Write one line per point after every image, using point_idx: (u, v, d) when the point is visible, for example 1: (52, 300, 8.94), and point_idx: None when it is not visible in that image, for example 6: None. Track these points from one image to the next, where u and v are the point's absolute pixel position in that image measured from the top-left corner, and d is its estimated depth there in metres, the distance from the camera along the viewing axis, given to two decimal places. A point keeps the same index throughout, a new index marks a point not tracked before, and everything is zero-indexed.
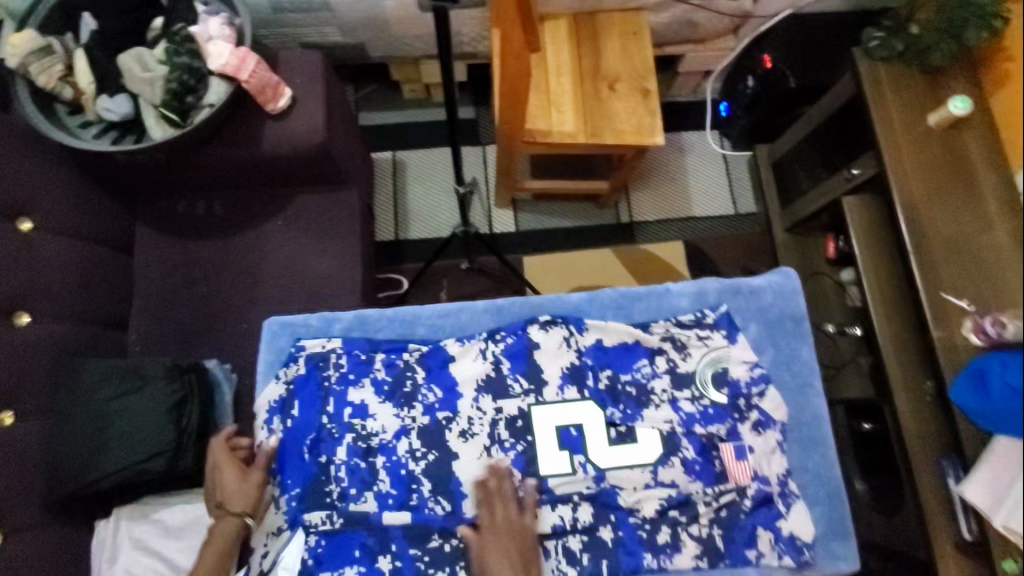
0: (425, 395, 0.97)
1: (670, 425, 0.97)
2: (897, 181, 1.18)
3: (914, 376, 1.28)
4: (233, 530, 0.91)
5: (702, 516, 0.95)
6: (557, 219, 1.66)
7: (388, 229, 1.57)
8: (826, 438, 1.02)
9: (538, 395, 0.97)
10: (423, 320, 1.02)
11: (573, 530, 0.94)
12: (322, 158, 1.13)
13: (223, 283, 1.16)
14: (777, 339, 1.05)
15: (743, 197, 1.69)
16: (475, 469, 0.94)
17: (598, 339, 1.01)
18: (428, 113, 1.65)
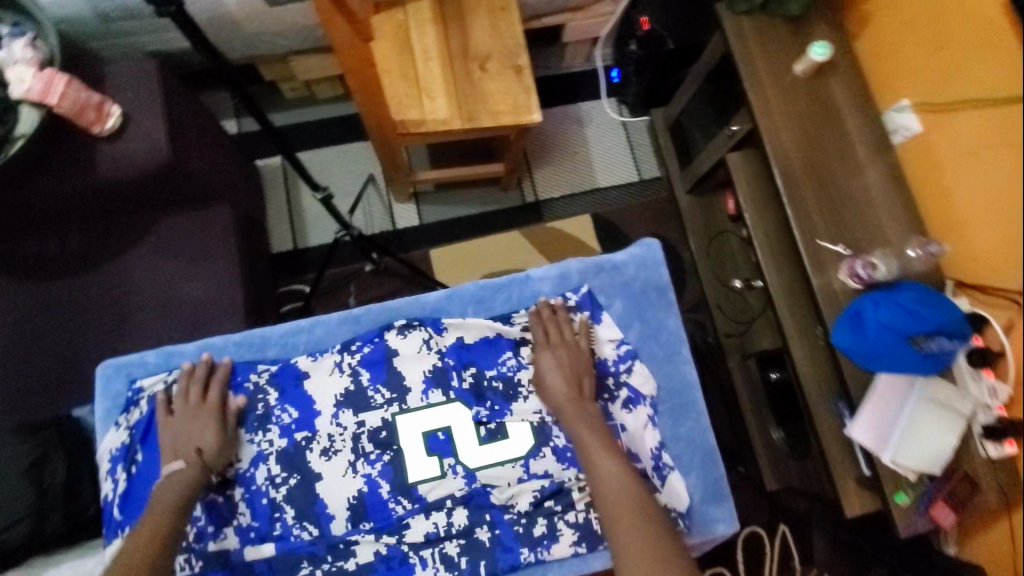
0: (280, 416, 0.94)
1: (541, 416, 0.95)
2: (770, 134, 1.21)
3: (805, 323, 1.24)
4: (191, 476, 0.87)
5: (578, 503, 0.92)
6: (462, 208, 1.71)
7: (285, 239, 1.62)
8: (699, 403, 0.99)
9: (402, 403, 0.95)
10: (272, 341, 0.99)
11: (447, 535, 0.90)
12: (173, 175, 1.11)
13: (93, 319, 1.18)
14: (643, 313, 1.01)
15: (645, 163, 1.80)
16: (341, 488, 0.92)
17: (459, 338, 0.98)
18: (309, 112, 1.72)
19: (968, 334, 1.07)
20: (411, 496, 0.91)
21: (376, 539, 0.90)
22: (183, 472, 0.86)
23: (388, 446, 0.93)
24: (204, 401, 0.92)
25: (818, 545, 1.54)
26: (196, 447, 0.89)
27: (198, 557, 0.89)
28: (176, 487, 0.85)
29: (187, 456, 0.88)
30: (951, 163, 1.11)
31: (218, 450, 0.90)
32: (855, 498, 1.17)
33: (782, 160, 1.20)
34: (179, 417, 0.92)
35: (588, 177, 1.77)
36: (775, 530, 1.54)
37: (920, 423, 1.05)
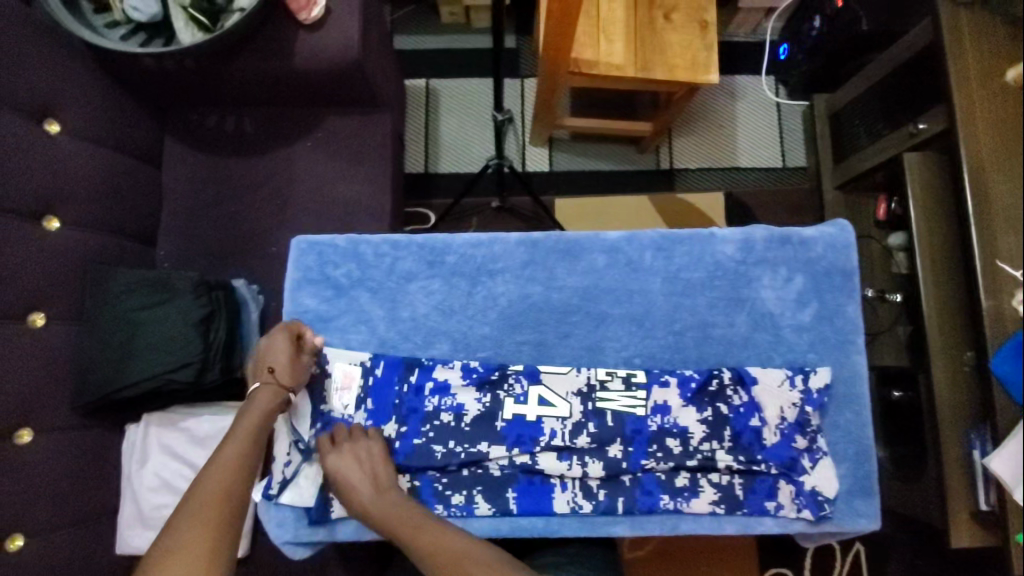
0: (415, 329, 0.84)
1: (720, 374, 0.80)
2: (966, 141, 1.12)
3: (954, 345, 1.18)
4: (270, 396, 0.77)
5: (727, 464, 0.77)
6: (591, 161, 1.69)
7: (419, 161, 1.66)
8: (864, 398, 0.82)
9: (546, 335, 0.84)
10: (413, 252, 0.84)
11: (581, 457, 0.78)
12: (355, 74, 1.15)
13: (256, 201, 1.25)
14: (824, 296, 0.84)
15: (791, 150, 1.71)
16: (468, 391, 0.80)
17: (629, 278, 0.84)
18: (460, 40, 1.71)
19: None
20: (556, 416, 0.79)
21: (507, 453, 0.78)
22: (261, 395, 0.77)
23: (508, 369, 0.81)
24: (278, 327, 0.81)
25: (890, 569, 1.53)
26: (269, 366, 0.78)
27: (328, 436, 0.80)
28: (258, 408, 0.76)
29: (262, 377, 0.78)
30: None
31: (293, 373, 0.79)
32: (965, 531, 1.14)
33: (975, 170, 1.11)
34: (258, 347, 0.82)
35: (729, 153, 1.70)
36: (849, 546, 1.53)
37: None
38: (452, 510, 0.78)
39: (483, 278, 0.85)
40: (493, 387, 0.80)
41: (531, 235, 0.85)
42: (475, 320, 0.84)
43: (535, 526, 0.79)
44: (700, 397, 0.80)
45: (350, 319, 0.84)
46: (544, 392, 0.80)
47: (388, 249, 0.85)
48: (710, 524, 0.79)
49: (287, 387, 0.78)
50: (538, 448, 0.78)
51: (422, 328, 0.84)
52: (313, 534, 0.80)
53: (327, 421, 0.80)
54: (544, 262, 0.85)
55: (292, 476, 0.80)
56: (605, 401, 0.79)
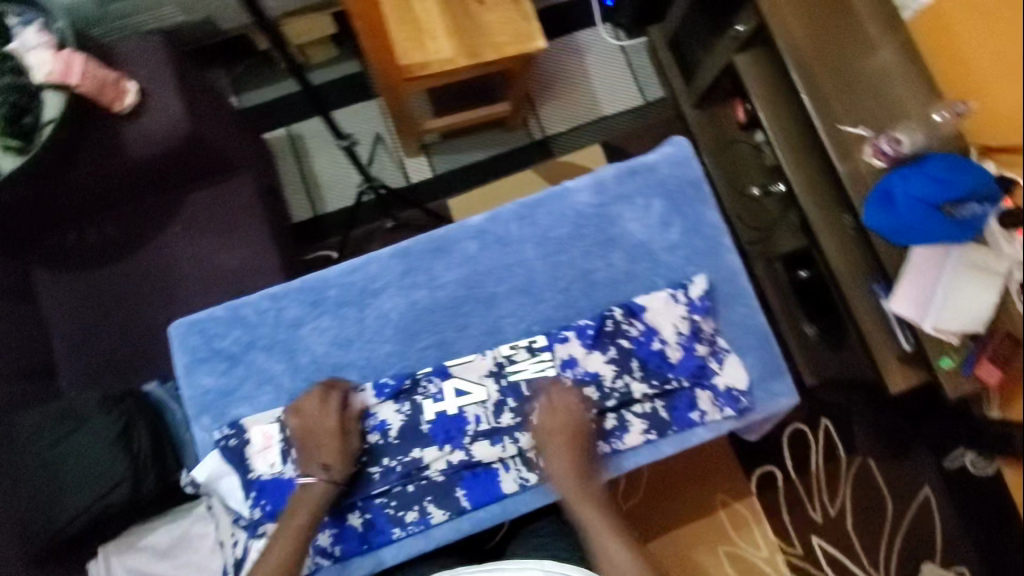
0: (318, 370, 0.84)
1: (613, 311, 0.84)
2: (779, 28, 1.19)
3: (831, 213, 1.26)
4: (322, 490, 0.75)
5: (643, 392, 0.82)
6: (469, 154, 1.71)
7: (305, 209, 1.64)
8: (747, 289, 0.88)
9: (445, 333, 0.85)
10: (292, 298, 0.84)
11: (511, 434, 0.80)
12: (195, 146, 1.13)
13: (144, 302, 1.21)
14: (684, 211, 0.89)
15: (648, 83, 1.77)
16: (386, 405, 0.81)
17: (504, 254, 0.87)
18: (304, 79, 1.69)
19: (998, 197, 1.08)
20: (477, 402, 0.81)
21: (441, 453, 0.79)
22: (314, 490, 0.74)
23: (417, 375, 0.83)
24: (329, 406, 0.78)
25: (859, 431, 1.63)
26: (321, 462, 0.75)
27: (265, 499, 0.78)
28: (309, 503, 0.74)
29: (313, 472, 0.75)
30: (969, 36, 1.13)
31: (345, 463, 0.76)
32: (899, 375, 1.21)
33: (794, 52, 1.18)
34: (295, 433, 0.78)
35: (593, 106, 1.76)
36: (816, 423, 1.63)
37: (961, 285, 1.07)
38: (409, 529, 0.79)
39: (368, 300, 0.85)
40: (410, 395, 0.82)
41: (401, 244, 0.86)
42: (374, 342, 0.84)
43: (493, 514, 0.80)
44: (602, 340, 0.83)
45: (254, 384, 0.83)
46: (458, 383, 0.82)
47: (268, 303, 0.84)
48: (650, 452, 0.82)
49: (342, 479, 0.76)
50: (468, 438, 0.80)
51: (325, 367, 0.84)
52: None
53: (259, 485, 0.78)
54: (421, 265, 0.86)
55: (244, 554, 0.78)
56: (516, 372, 0.82)
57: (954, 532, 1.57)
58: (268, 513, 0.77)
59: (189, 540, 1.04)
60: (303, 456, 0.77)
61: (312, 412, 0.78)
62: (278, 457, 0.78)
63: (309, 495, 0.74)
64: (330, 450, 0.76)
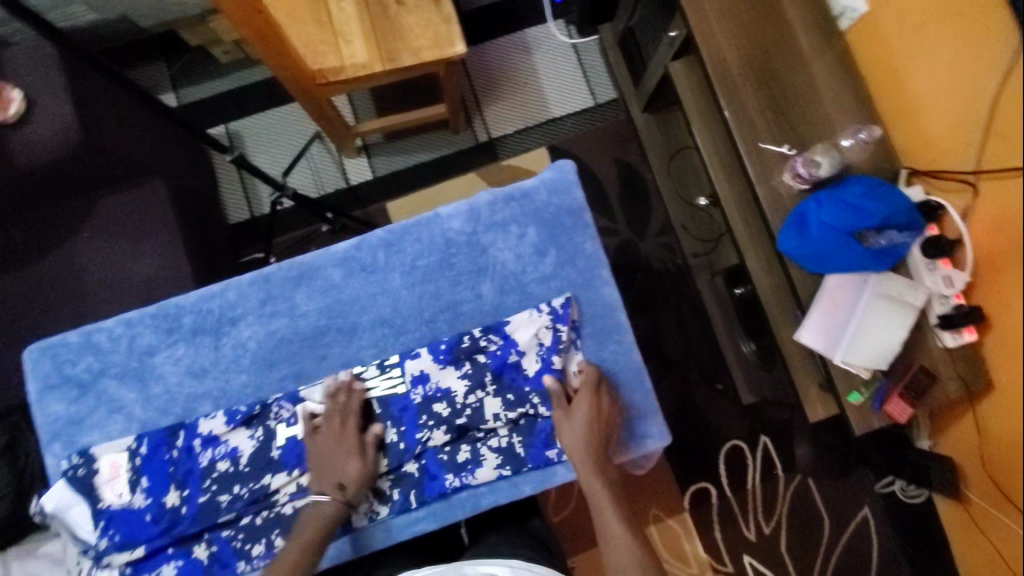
0: (174, 398, 0.82)
1: (471, 333, 0.81)
2: (705, 38, 1.13)
3: (759, 231, 1.20)
4: (334, 510, 0.75)
5: (498, 423, 0.80)
6: (410, 156, 1.67)
7: (241, 210, 1.61)
8: (621, 322, 0.84)
9: (302, 368, 0.83)
10: (147, 323, 0.82)
11: (362, 453, 0.80)
12: (94, 154, 1.11)
13: (48, 310, 1.20)
14: (560, 239, 0.85)
15: (599, 85, 1.71)
16: (238, 432, 0.81)
17: (367, 279, 0.83)
18: (244, 76, 1.67)
19: (919, 225, 1.04)
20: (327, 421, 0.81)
21: (292, 477, 0.80)
22: (325, 508, 0.75)
23: (269, 401, 0.82)
24: (350, 431, 0.78)
25: (800, 449, 1.60)
26: (337, 482, 0.76)
27: (113, 528, 0.78)
28: (317, 525, 0.74)
29: (330, 491, 0.76)
30: (908, 51, 1.06)
31: (361, 486, 0.77)
32: (817, 403, 1.17)
33: (717, 65, 1.12)
34: (325, 443, 0.78)
35: (541, 107, 1.70)
36: (755, 441, 1.59)
37: (872, 320, 1.02)
38: (255, 562, 0.78)
39: (227, 328, 0.83)
40: (262, 420, 0.81)
41: (262, 271, 0.84)
42: (230, 371, 0.82)
43: (341, 550, 0.79)
44: (459, 360, 0.81)
45: (103, 412, 0.82)
46: (310, 406, 0.81)
47: (122, 330, 0.82)
48: (507, 489, 0.80)
49: (352, 505, 0.76)
50: None
51: (178, 396, 0.82)
52: None
53: (104, 515, 0.78)
54: (282, 292, 0.84)
55: None
56: (366, 391, 0.81)
57: (890, 555, 1.54)
58: (114, 544, 0.77)
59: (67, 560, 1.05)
60: (322, 470, 0.78)
61: (340, 433, 0.78)
62: (313, 469, 0.78)
63: (318, 514, 0.74)
64: (346, 471, 0.77)
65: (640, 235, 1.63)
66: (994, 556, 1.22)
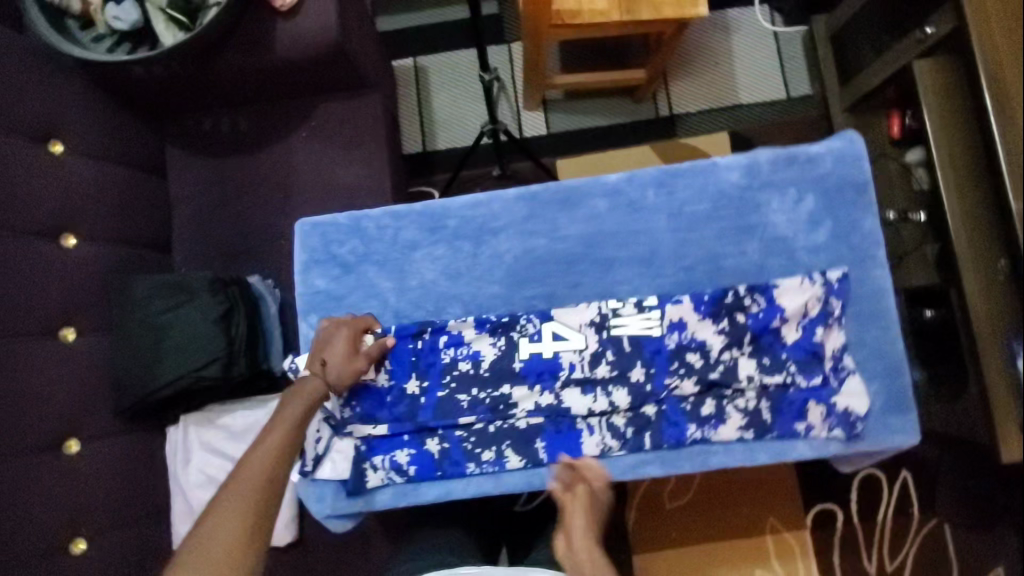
0: (427, 295, 0.86)
1: (735, 291, 0.80)
2: (980, 41, 1.06)
3: (987, 250, 1.13)
4: (313, 386, 0.78)
5: (749, 386, 0.78)
6: (587, 119, 1.65)
7: (416, 142, 1.64)
8: (891, 308, 0.80)
9: (555, 292, 0.84)
10: (415, 218, 0.86)
11: (604, 386, 0.80)
12: (340, 56, 1.15)
13: (257, 198, 1.25)
14: (838, 212, 0.82)
15: (795, 79, 1.64)
16: (481, 338, 0.83)
17: (632, 217, 0.84)
18: (442, 13, 1.67)
19: None
20: (573, 349, 0.81)
21: (531, 393, 0.81)
22: (307, 384, 0.78)
23: (517, 316, 0.83)
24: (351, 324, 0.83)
25: (940, 494, 1.50)
26: (323, 360, 0.80)
27: (356, 402, 0.84)
28: (299, 399, 0.77)
29: (314, 367, 0.80)
30: None
31: (342, 372, 0.80)
32: (1014, 445, 1.08)
33: (991, 67, 1.05)
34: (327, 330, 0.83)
35: (730, 91, 1.65)
36: (895, 475, 1.52)
37: None
38: (483, 467, 0.81)
39: (486, 237, 0.86)
40: (506, 331, 0.82)
41: (529, 188, 0.85)
42: (484, 279, 0.85)
43: (568, 474, 0.80)
44: (718, 315, 0.80)
45: (359, 295, 0.87)
46: (557, 328, 0.82)
47: (390, 222, 0.87)
48: (743, 453, 0.79)
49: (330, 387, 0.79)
50: (559, 382, 0.80)
51: (431, 293, 0.86)
52: (352, 505, 0.84)
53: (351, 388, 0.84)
54: (545, 213, 0.85)
55: (324, 452, 0.84)
56: (619, 327, 0.80)
57: None
58: (357, 416, 0.83)
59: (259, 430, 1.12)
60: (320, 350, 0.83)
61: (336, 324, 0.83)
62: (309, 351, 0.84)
63: (301, 385, 0.78)
64: (336, 356, 0.81)
65: None
66: None
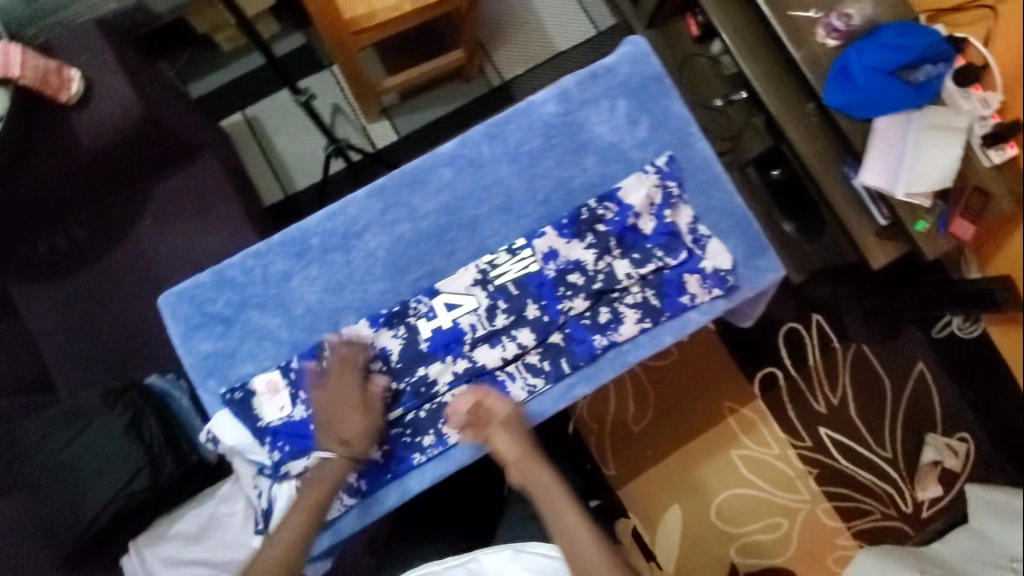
0: (319, 315, 0.88)
1: (588, 204, 0.88)
2: None
3: (794, 100, 1.26)
4: (337, 468, 0.79)
5: (630, 283, 0.86)
6: (429, 111, 1.69)
7: (274, 190, 1.61)
8: (720, 172, 0.91)
9: (433, 269, 0.89)
10: (277, 249, 0.88)
11: (508, 334, 0.85)
12: (152, 128, 1.12)
13: (126, 298, 1.20)
14: (648, 106, 0.91)
15: (597, 13, 1.76)
16: (383, 334, 0.86)
17: (477, 175, 0.90)
18: (253, 59, 1.66)
19: (951, 56, 1.11)
20: (469, 311, 0.85)
21: (446, 366, 0.85)
22: (332, 466, 0.79)
23: (408, 300, 0.87)
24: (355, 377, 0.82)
25: (849, 321, 1.68)
26: (341, 438, 0.80)
27: (282, 441, 0.83)
28: (321, 484, 0.79)
29: (335, 447, 0.80)
30: None
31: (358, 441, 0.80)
32: (877, 251, 1.23)
33: None
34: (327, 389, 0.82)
35: (546, 43, 1.74)
36: (808, 320, 1.67)
37: (923, 150, 1.09)
38: (429, 453, 0.86)
39: (353, 242, 0.89)
40: (402, 319, 0.86)
41: (374, 183, 0.88)
42: (366, 280, 0.89)
43: (507, 424, 0.84)
44: (581, 230, 0.87)
45: (252, 342, 0.88)
46: (447, 298, 0.86)
47: (255, 261, 0.89)
48: (650, 341, 0.85)
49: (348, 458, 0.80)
50: (467, 346, 0.84)
51: (321, 312, 0.88)
52: (320, 543, 0.85)
53: (268, 432, 0.83)
54: (398, 200, 0.90)
55: (270, 505, 0.83)
56: (500, 276, 0.86)
57: (951, 402, 1.64)
58: (286, 453, 0.82)
59: (220, 520, 1.04)
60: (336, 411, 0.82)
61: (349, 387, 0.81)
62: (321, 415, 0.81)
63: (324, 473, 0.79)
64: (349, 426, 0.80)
65: None
66: None
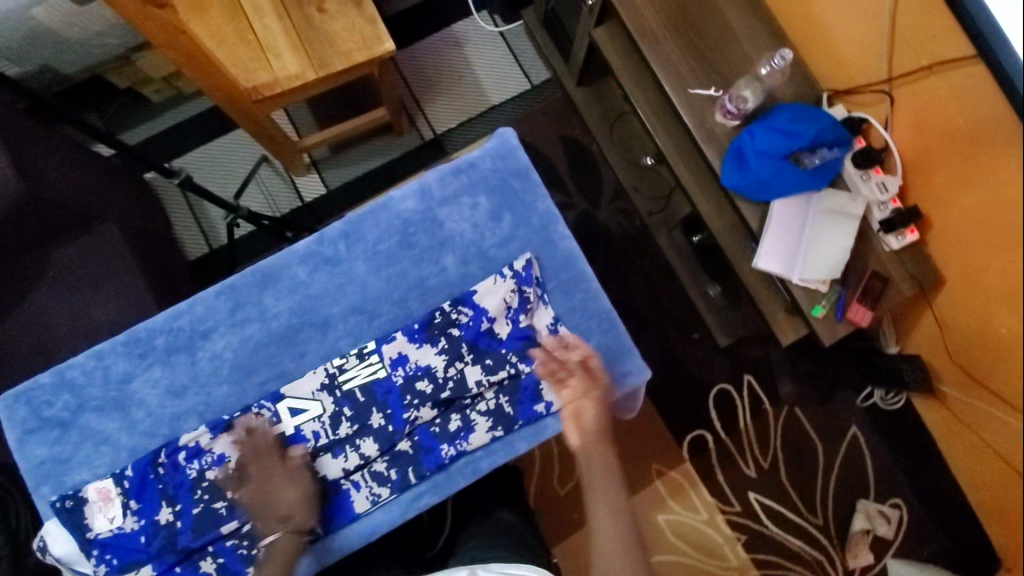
0: (161, 416, 0.97)
1: (443, 309, 0.99)
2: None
3: (702, 173, 1.24)
4: (289, 539, 0.88)
5: (482, 390, 0.97)
6: (358, 165, 1.68)
7: (199, 244, 1.59)
8: (582, 271, 1.04)
9: (282, 371, 0.99)
10: (118, 355, 0.97)
11: (352, 442, 0.95)
12: (33, 200, 1.10)
13: (11, 370, 1.17)
14: (512, 202, 1.04)
15: (532, 67, 1.75)
16: (222, 440, 0.94)
17: (329, 275, 1.00)
18: (178, 112, 1.65)
19: (848, 140, 1.10)
20: (313, 417, 0.95)
21: (288, 474, 0.93)
22: (281, 540, 0.88)
23: (251, 405, 0.96)
24: (284, 460, 0.92)
25: (782, 383, 1.64)
26: (278, 514, 0.89)
27: (108, 553, 0.89)
28: (285, 554, 0.87)
29: (276, 524, 0.89)
30: None
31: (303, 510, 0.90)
32: (787, 327, 1.20)
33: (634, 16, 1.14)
34: (254, 478, 0.91)
35: (479, 97, 1.73)
36: (740, 380, 1.64)
37: (817, 235, 1.08)
38: (265, 564, 0.91)
39: (199, 344, 0.98)
40: (244, 424, 0.95)
41: (222, 284, 0.99)
42: (211, 383, 0.98)
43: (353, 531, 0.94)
44: (432, 335, 0.98)
45: (89, 448, 0.96)
46: (292, 403, 0.96)
47: (95, 364, 0.97)
48: (504, 449, 0.97)
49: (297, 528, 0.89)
50: (310, 453, 0.94)
51: (162, 417, 0.97)
52: None
53: (97, 544, 0.89)
54: (247, 300, 1.00)
55: None
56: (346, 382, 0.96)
57: (883, 466, 1.61)
58: (112, 567, 0.89)
59: None
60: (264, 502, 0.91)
61: (276, 467, 0.91)
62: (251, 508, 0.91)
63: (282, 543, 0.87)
64: (286, 501, 0.90)
65: (597, 205, 1.68)
66: (978, 443, 1.27)
